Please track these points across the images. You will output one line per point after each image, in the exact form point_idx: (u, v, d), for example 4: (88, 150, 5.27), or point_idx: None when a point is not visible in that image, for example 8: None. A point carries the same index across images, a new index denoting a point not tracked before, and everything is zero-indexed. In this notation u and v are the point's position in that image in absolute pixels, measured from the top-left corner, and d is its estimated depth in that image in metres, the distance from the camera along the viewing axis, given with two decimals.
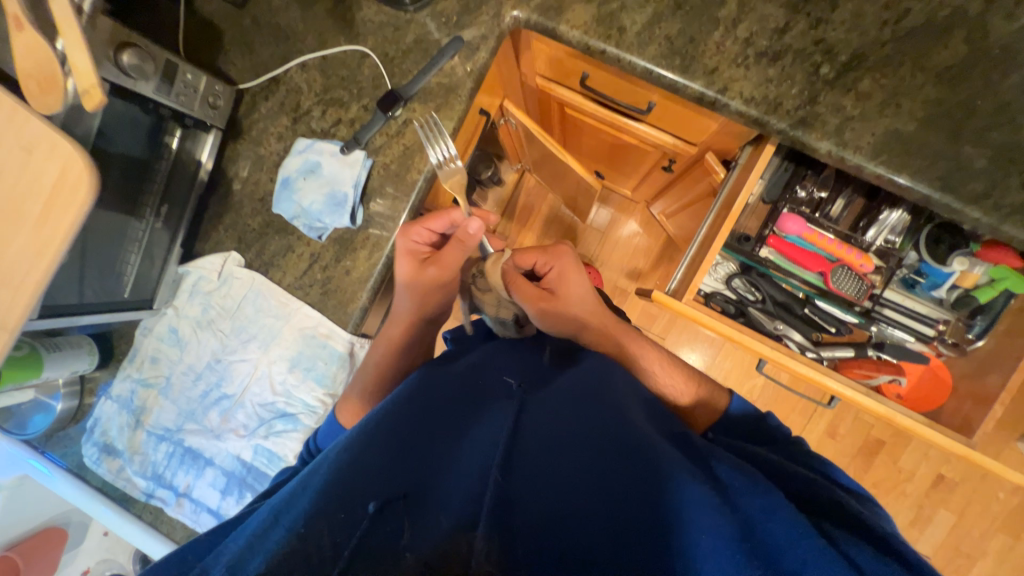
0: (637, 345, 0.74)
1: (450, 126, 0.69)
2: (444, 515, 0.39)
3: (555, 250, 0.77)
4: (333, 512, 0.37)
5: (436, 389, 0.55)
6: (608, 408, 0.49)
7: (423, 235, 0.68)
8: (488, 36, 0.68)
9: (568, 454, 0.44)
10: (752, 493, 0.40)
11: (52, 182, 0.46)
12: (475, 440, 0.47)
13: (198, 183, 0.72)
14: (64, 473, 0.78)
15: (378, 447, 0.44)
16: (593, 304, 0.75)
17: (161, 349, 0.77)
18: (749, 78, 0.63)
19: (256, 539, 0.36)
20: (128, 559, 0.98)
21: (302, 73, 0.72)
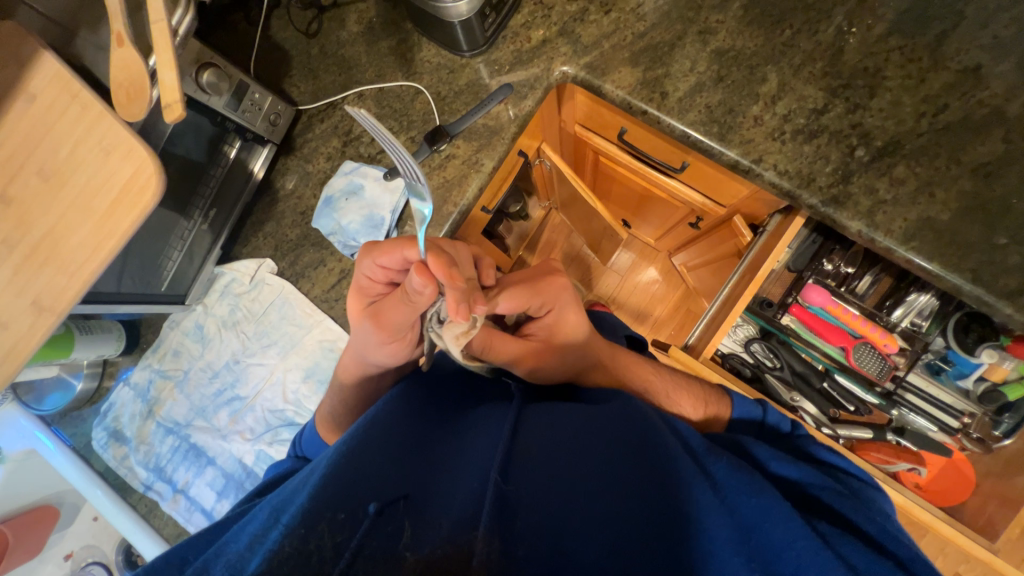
0: (638, 372, 0.71)
1: (490, 164, 0.72)
2: (444, 515, 0.38)
3: (551, 291, 0.64)
4: (333, 513, 0.35)
5: (436, 398, 0.56)
6: (608, 421, 0.50)
7: (377, 272, 0.56)
8: (536, 86, 0.72)
9: (568, 467, 0.43)
10: (751, 492, 0.42)
11: (126, 182, 0.49)
12: (474, 446, 0.47)
13: (246, 191, 0.76)
14: (67, 451, 0.80)
15: (379, 444, 0.43)
16: (583, 347, 0.67)
17: (185, 344, 0.80)
18: (785, 152, 0.64)
19: (256, 539, 0.35)
20: (111, 549, 0.97)
21: (359, 102, 0.77)
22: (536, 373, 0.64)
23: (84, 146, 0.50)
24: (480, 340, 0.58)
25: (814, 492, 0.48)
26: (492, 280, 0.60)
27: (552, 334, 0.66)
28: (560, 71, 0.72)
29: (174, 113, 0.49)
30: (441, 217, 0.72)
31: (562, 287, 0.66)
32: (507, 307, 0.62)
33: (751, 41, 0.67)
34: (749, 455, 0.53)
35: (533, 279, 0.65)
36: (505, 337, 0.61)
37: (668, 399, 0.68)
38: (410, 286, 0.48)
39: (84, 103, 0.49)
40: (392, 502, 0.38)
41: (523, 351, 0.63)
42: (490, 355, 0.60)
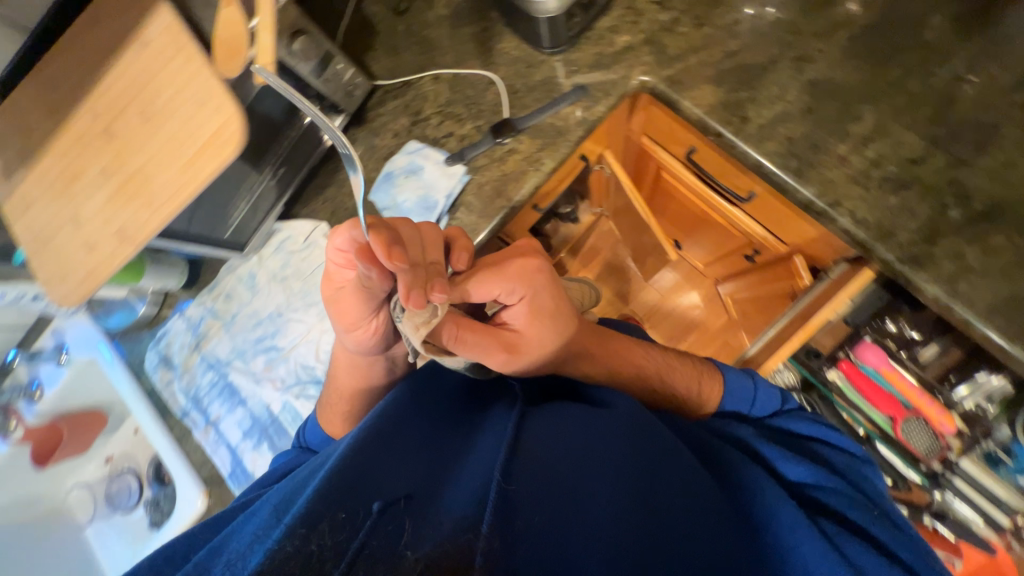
0: (630, 357, 0.68)
1: (550, 164, 0.71)
2: (446, 515, 0.35)
3: (525, 273, 0.56)
4: (334, 511, 0.32)
5: (439, 397, 0.54)
6: (615, 430, 0.48)
7: (341, 258, 0.52)
8: (611, 92, 0.71)
9: (575, 479, 0.41)
10: (760, 491, 0.48)
11: (208, 136, 0.52)
12: (478, 450, 0.45)
13: (314, 156, 0.79)
14: (122, 364, 0.90)
15: (385, 445, 0.41)
16: (565, 336, 0.61)
17: (237, 289, 0.86)
18: (866, 199, 0.60)
19: (258, 538, 0.31)
20: (143, 461, 1.07)
21: (434, 84, 0.79)
22: (521, 369, 0.58)
23: (182, 96, 0.53)
24: (450, 329, 0.51)
25: (822, 496, 0.53)
26: (463, 264, 0.59)
27: (531, 326, 0.58)
28: (639, 81, 0.70)
29: (265, 75, 0.51)
30: (492, 210, 0.72)
31: (537, 268, 0.58)
32: (476, 293, 0.56)
33: (851, 75, 0.63)
34: (760, 457, 0.58)
35: (504, 259, 0.58)
36: (481, 327, 0.54)
37: (659, 387, 0.68)
38: (360, 273, 0.49)
39: (187, 55, 0.53)
40: (397, 501, 0.35)
41: (502, 345, 0.55)
42: (468, 350, 0.52)
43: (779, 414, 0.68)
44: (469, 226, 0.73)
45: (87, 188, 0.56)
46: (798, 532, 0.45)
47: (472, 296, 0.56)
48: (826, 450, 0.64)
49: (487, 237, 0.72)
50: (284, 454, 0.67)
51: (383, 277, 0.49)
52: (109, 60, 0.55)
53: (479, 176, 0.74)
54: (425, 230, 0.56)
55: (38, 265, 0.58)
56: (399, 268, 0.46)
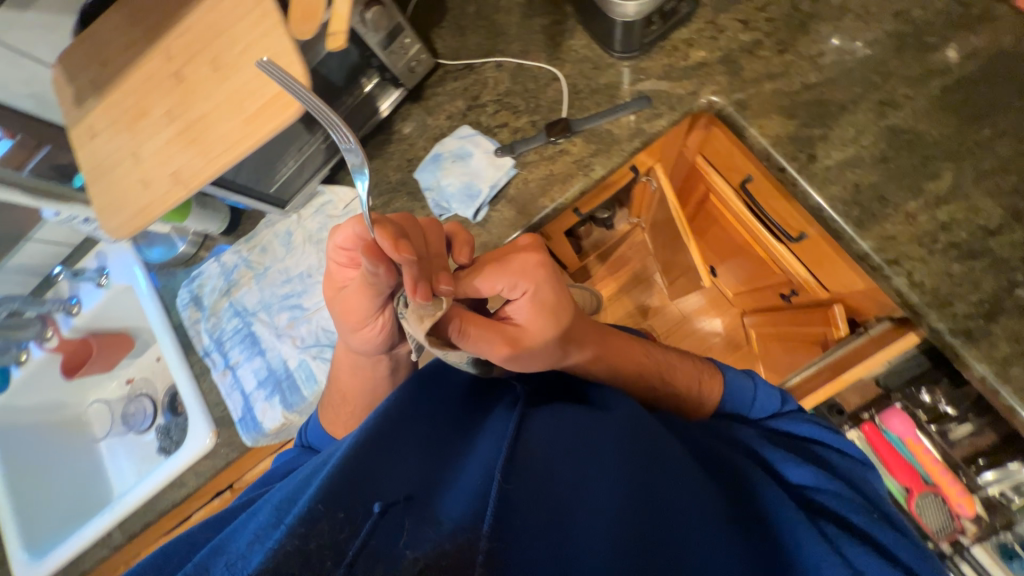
0: (631, 354, 0.67)
1: (600, 172, 0.70)
2: (446, 514, 0.34)
3: (529, 266, 0.55)
4: (332, 510, 0.31)
5: (440, 400, 0.53)
6: (613, 433, 0.47)
7: (342, 257, 0.53)
8: (676, 107, 0.68)
9: (573, 482, 0.41)
10: (760, 495, 0.47)
11: (271, 95, 0.53)
12: (478, 450, 0.44)
13: (367, 125, 0.78)
14: (154, 293, 0.94)
15: (386, 447, 0.40)
16: (569, 333, 0.59)
17: (273, 244, 0.88)
18: (928, 262, 0.57)
19: (258, 538, 0.30)
20: (161, 389, 1.12)
21: (496, 71, 0.77)
22: (524, 364, 0.55)
23: (254, 51, 0.54)
24: (453, 322, 0.50)
25: (822, 499, 0.50)
26: (466, 259, 0.59)
27: (535, 322, 0.56)
28: (708, 101, 0.67)
29: None
30: (533, 209, 0.72)
31: (540, 262, 0.57)
32: (479, 288, 0.55)
33: (936, 128, 0.59)
34: (764, 460, 0.55)
35: (507, 253, 0.57)
36: (484, 320, 0.53)
37: (659, 384, 0.67)
38: (366, 270, 0.48)
39: (264, 11, 0.53)
40: (399, 501, 0.34)
41: (506, 339, 0.53)
42: (471, 344, 0.51)
43: (775, 414, 0.65)
44: (507, 221, 0.72)
45: (151, 127, 0.57)
46: (798, 532, 0.43)
47: (476, 290, 0.55)
48: (828, 450, 0.60)
49: (523, 235, 0.72)
50: (285, 454, 0.66)
51: (390, 272, 0.48)
52: (191, 5, 0.56)
53: (526, 173, 0.73)
54: (428, 226, 0.55)
55: (95, 193, 0.60)
56: (405, 261, 0.45)
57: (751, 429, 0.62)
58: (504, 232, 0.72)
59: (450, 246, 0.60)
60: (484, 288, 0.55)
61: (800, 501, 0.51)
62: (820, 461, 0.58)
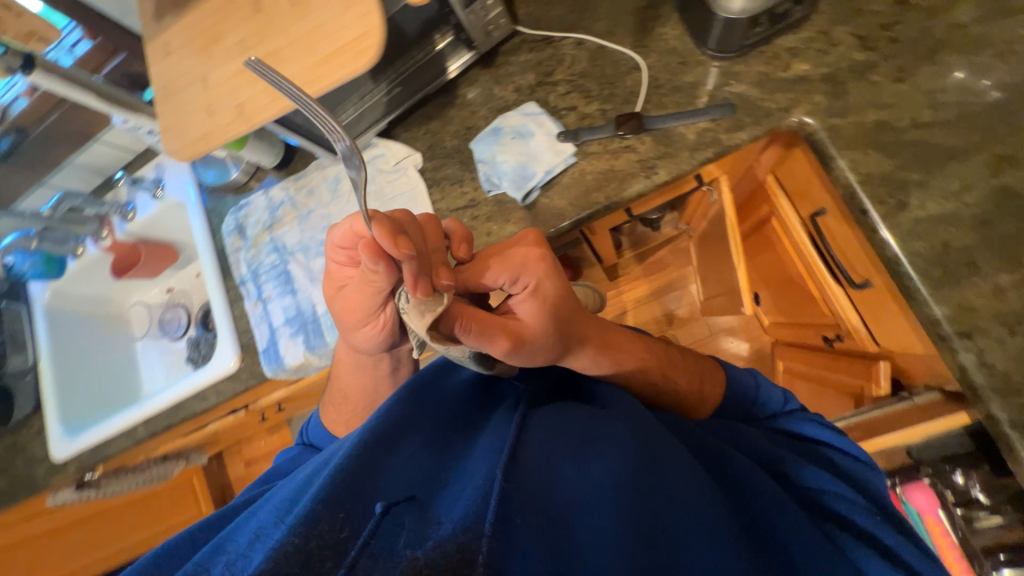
0: (634, 348, 0.63)
1: (663, 176, 0.66)
2: (446, 514, 0.34)
3: (532, 258, 0.52)
4: (331, 512, 0.32)
5: (445, 401, 0.53)
6: (615, 432, 0.47)
7: (340, 256, 0.53)
8: (762, 122, 0.63)
9: (573, 475, 0.41)
10: (761, 498, 0.46)
11: (344, 42, 0.51)
12: (480, 449, 0.44)
13: (432, 84, 0.76)
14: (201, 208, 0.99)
15: (387, 449, 0.41)
16: (572, 329, 0.55)
17: (320, 188, 0.87)
18: (1006, 343, 0.52)
19: (258, 538, 0.31)
20: (196, 304, 1.18)
21: (575, 49, 0.73)
22: (527, 359, 0.52)
23: None
24: (458, 318, 0.46)
25: (831, 500, 0.52)
26: (465, 255, 0.56)
27: (539, 317, 0.52)
28: (800, 120, 0.61)
29: None
30: (585, 203, 0.69)
31: (542, 254, 0.54)
32: (478, 283, 0.52)
33: None
34: (773, 462, 0.55)
35: (508, 246, 0.54)
36: (489, 313, 0.49)
37: (659, 381, 0.65)
38: (365, 267, 0.48)
39: None
40: (399, 502, 0.35)
41: (510, 332, 0.49)
42: (475, 339, 0.47)
43: (779, 416, 0.68)
44: (555, 210, 0.70)
45: (223, 54, 0.57)
46: (802, 533, 0.44)
47: (477, 283, 0.52)
48: (837, 454, 0.61)
49: (569, 228, 0.69)
50: (287, 451, 0.68)
51: (388, 270, 0.48)
52: None
53: (584, 163, 0.69)
54: (426, 223, 0.54)
55: (162, 111, 0.61)
56: (404, 255, 0.45)
57: (758, 432, 0.61)
58: (550, 221, 0.70)
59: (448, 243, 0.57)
60: (484, 282, 0.52)
61: (807, 502, 0.52)
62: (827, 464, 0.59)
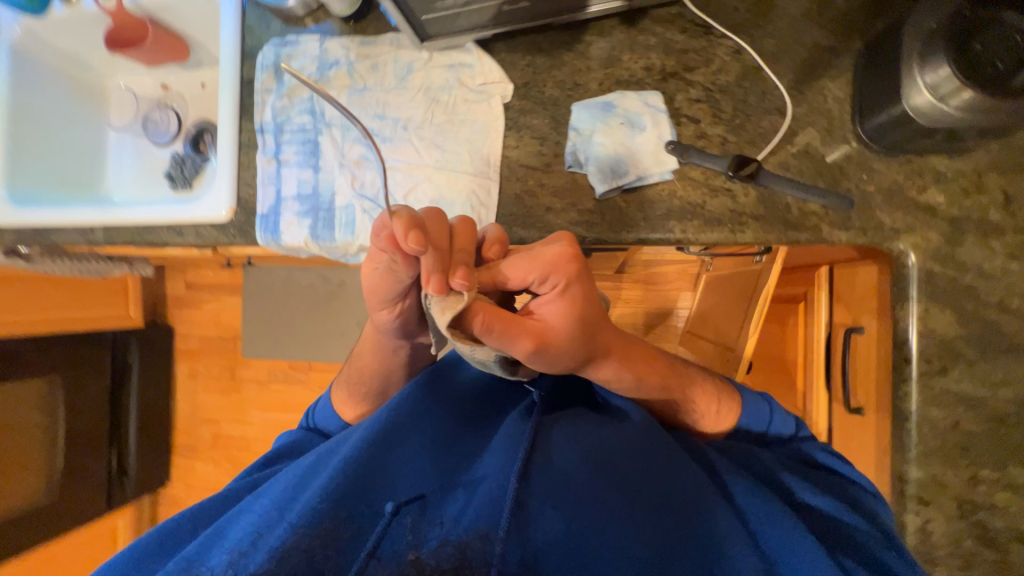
0: (656, 366, 0.62)
1: (746, 238, 0.62)
2: (450, 518, 0.42)
3: (562, 259, 0.47)
4: (338, 512, 0.41)
5: (460, 400, 0.59)
6: (631, 446, 0.52)
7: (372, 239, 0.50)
8: (869, 232, 0.60)
9: (596, 473, 0.47)
10: (773, 522, 0.48)
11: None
12: (489, 451, 0.51)
13: (561, 15, 0.65)
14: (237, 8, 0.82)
15: (393, 454, 0.49)
16: (596, 338, 0.52)
17: (388, 68, 0.75)
18: (947, 523, 0.57)
19: (259, 534, 0.40)
20: (193, 118, 1.04)
21: (729, 55, 0.63)
22: (551, 361, 0.50)
23: None
24: (478, 317, 0.45)
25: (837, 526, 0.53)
26: (496, 257, 0.53)
27: (566, 321, 0.49)
28: (899, 250, 0.58)
29: None
30: (658, 225, 0.64)
31: (574, 254, 0.50)
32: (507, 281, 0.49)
33: None
34: (779, 485, 0.58)
35: (539, 243, 0.51)
36: (513, 313, 0.47)
37: (675, 399, 0.66)
38: (388, 259, 0.47)
39: None
40: (407, 502, 0.44)
41: (533, 334, 0.47)
42: (495, 339, 0.46)
43: (788, 437, 0.70)
44: (626, 219, 0.65)
45: None
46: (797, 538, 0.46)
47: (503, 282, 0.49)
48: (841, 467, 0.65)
49: (630, 242, 0.65)
50: (287, 434, 0.67)
51: (409, 262, 0.47)
52: None
53: (678, 186, 0.64)
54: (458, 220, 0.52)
55: None
56: (420, 249, 0.44)
57: (769, 454, 0.64)
58: (616, 226, 0.65)
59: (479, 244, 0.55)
60: (512, 280, 0.48)
61: (818, 526, 0.53)
62: (829, 482, 0.62)
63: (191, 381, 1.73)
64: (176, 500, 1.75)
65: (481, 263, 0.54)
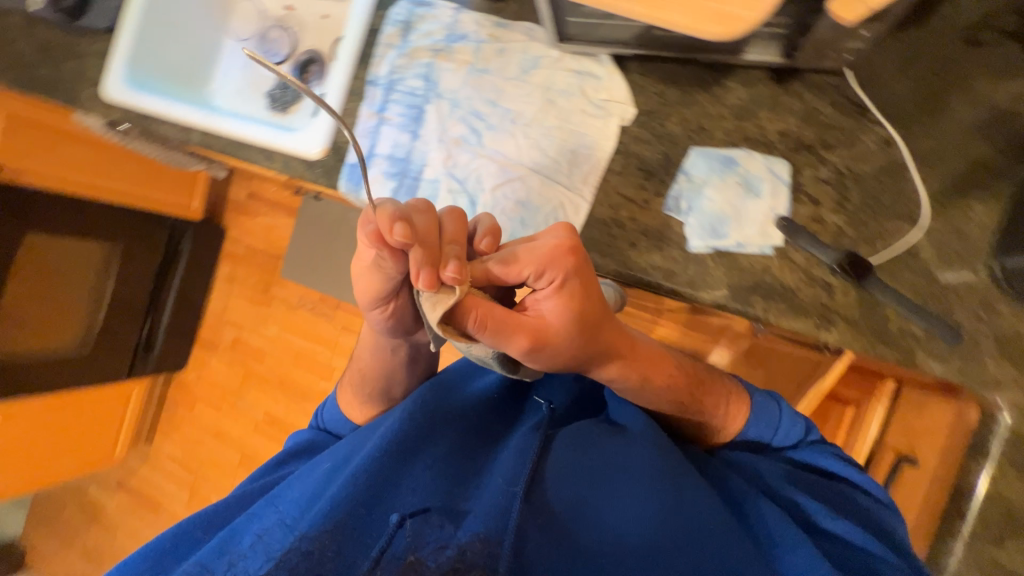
0: (664, 368, 0.58)
1: (831, 338, 0.59)
2: (463, 528, 0.43)
3: (556, 254, 0.46)
4: (339, 519, 0.44)
5: (479, 413, 0.60)
6: (636, 457, 0.53)
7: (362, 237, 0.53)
8: (967, 374, 0.55)
9: (599, 503, 0.49)
10: (792, 547, 0.48)
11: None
12: (500, 462, 0.53)
13: (712, 55, 0.62)
14: None
15: (401, 461, 0.51)
16: (597, 339, 0.50)
17: (515, 58, 0.73)
18: None
19: (264, 536, 0.44)
20: (305, 45, 1.04)
21: (875, 146, 0.60)
22: (551, 358, 0.49)
23: None
24: (469, 313, 0.45)
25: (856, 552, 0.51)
26: (487, 249, 0.52)
27: (563, 320, 0.47)
28: (995, 403, 0.55)
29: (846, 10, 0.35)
30: (741, 297, 0.61)
31: (572, 247, 0.47)
32: (501, 277, 0.48)
33: None
34: (798, 507, 0.55)
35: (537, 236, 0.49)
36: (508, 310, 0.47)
37: (686, 403, 0.60)
38: (376, 254, 0.49)
39: None
40: (414, 513, 0.44)
41: (528, 332, 0.46)
42: (489, 337, 0.46)
43: (797, 445, 0.62)
44: (711, 280, 0.62)
45: None
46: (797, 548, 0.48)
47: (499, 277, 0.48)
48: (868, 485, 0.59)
49: (705, 304, 0.63)
50: (300, 435, 0.71)
51: (397, 257, 0.49)
52: None
53: (775, 264, 0.61)
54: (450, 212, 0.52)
55: None
56: (404, 242, 0.45)
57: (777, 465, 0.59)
58: (696, 283, 0.62)
59: (472, 236, 0.54)
60: (503, 277, 0.48)
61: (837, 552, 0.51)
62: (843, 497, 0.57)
63: (227, 283, 1.78)
64: (182, 388, 1.83)
65: (474, 255, 0.53)
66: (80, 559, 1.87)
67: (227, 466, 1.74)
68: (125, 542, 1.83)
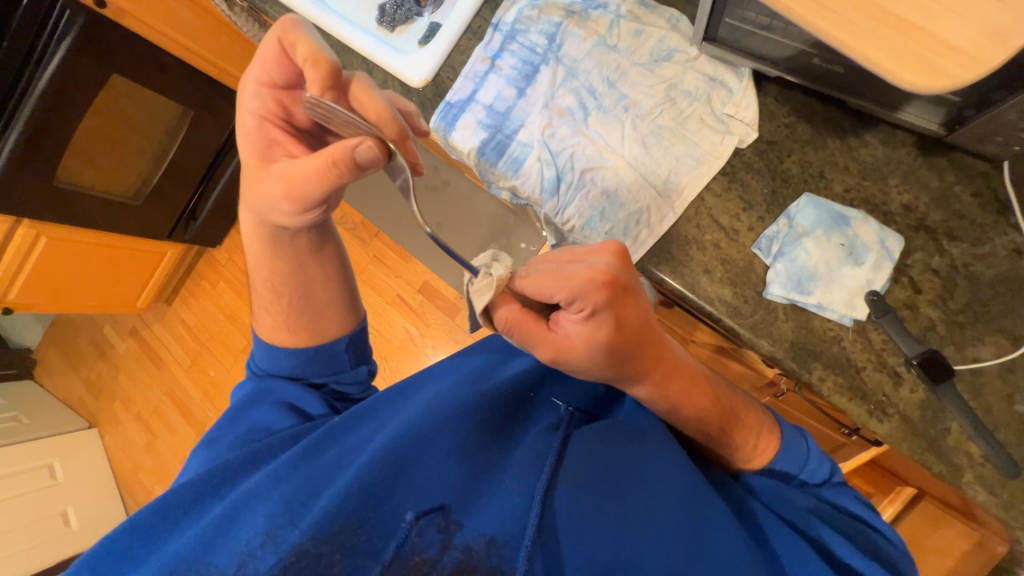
0: (694, 395, 0.58)
1: (882, 428, 0.56)
2: (480, 524, 0.45)
3: (590, 285, 0.46)
4: (349, 510, 0.42)
5: (500, 401, 0.58)
6: (659, 487, 0.51)
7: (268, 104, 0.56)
8: (1015, 511, 0.52)
9: (622, 526, 0.47)
10: None
11: (951, 43, 0.33)
12: (518, 460, 0.52)
13: (864, 103, 0.58)
14: None
15: (416, 447, 0.49)
16: (617, 363, 0.52)
17: (647, 48, 0.70)
18: None
19: (266, 534, 0.41)
20: None
21: (1004, 249, 0.56)
22: (572, 371, 0.52)
23: None
24: (501, 314, 0.49)
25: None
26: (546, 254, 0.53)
27: (584, 345, 0.49)
28: None
29: None
30: (800, 358, 0.58)
31: (609, 277, 0.47)
32: (539, 295, 0.49)
33: None
34: (818, 540, 0.54)
35: (576, 260, 0.49)
36: (535, 326, 0.50)
37: (712, 433, 0.60)
38: None
39: None
40: (429, 512, 0.45)
41: (550, 348, 0.50)
42: (515, 341, 0.51)
43: (824, 483, 0.60)
44: (775, 329, 0.59)
45: None
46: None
47: (533, 293, 0.50)
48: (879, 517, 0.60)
49: (759, 351, 0.60)
50: (243, 386, 0.64)
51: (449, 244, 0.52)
52: None
53: (848, 336, 0.58)
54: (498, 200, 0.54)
55: None
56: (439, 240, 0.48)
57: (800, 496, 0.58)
58: (758, 328, 0.60)
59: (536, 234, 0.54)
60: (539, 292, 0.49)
61: None
62: (867, 540, 0.56)
63: None
64: (211, 264, 1.89)
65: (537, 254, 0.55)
66: (82, 387, 2.01)
67: (233, 348, 1.82)
68: (124, 384, 1.95)
